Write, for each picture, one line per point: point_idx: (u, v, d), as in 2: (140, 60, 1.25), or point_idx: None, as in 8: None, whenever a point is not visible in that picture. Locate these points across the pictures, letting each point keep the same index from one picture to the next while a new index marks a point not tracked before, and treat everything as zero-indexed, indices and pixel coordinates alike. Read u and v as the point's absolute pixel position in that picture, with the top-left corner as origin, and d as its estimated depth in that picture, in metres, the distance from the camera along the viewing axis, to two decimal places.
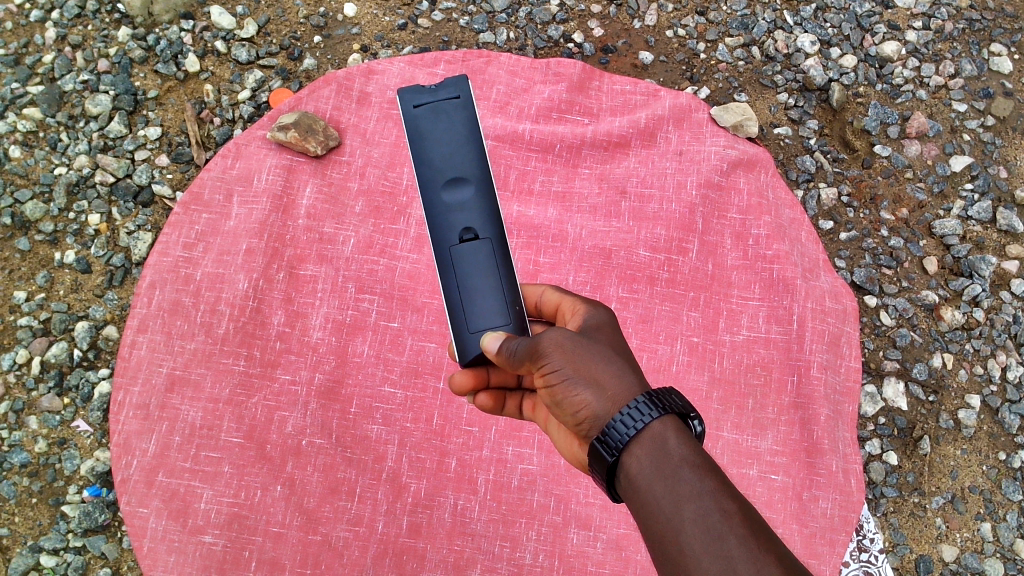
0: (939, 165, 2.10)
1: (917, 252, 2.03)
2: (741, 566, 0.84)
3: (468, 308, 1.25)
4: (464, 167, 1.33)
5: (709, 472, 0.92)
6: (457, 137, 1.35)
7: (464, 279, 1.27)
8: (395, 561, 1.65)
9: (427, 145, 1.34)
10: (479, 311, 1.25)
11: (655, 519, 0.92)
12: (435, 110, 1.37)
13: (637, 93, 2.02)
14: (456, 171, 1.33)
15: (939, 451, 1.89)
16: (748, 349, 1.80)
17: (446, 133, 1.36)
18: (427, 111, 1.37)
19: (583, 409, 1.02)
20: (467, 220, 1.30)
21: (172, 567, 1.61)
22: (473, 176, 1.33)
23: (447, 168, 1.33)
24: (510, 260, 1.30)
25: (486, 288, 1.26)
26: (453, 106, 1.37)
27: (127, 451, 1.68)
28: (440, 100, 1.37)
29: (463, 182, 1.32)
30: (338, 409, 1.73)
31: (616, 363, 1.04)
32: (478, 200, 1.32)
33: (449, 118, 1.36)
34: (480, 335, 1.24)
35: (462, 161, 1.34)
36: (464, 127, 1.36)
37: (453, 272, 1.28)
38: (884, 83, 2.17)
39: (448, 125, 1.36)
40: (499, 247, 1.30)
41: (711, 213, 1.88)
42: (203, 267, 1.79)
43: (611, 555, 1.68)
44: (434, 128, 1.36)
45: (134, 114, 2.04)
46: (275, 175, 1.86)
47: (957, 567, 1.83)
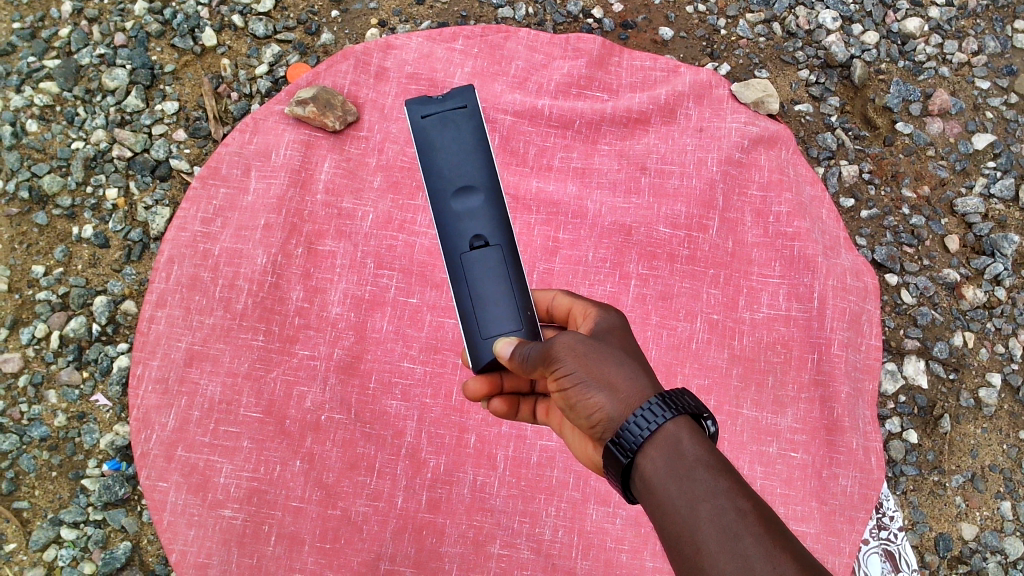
0: (962, 143, 2.08)
1: (938, 231, 2.02)
2: (757, 564, 0.84)
3: (480, 315, 1.25)
4: (474, 175, 1.33)
5: (724, 472, 0.92)
6: (466, 146, 1.34)
7: (475, 286, 1.26)
8: (414, 536, 1.65)
9: (435, 155, 1.34)
10: (491, 318, 1.25)
11: (670, 519, 0.92)
12: (443, 119, 1.36)
13: (657, 69, 2.00)
14: (466, 179, 1.32)
15: (958, 430, 1.89)
16: (768, 327, 1.79)
17: (453, 142, 1.35)
18: (435, 121, 1.36)
19: (597, 412, 1.01)
20: (477, 228, 1.30)
21: (193, 540, 1.62)
22: (481, 183, 1.32)
23: (456, 176, 1.33)
24: (521, 267, 1.29)
25: (497, 296, 1.26)
26: (461, 114, 1.36)
27: (146, 426, 1.68)
28: (447, 110, 1.37)
29: (472, 189, 1.32)
30: (357, 384, 1.73)
31: (629, 366, 1.03)
32: (489, 209, 1.31)
33: (456, 127, 1.36)
34: (493, 342, 1.23)
35: (471, 169, 1.33)
36: (471, 135, 1.35)
37: (464, 280, 1.27)
38: (907, 60, 2.15)
39: (456, 134, 1.35)
40: (510, 254, 1.29)
41: (732, 189, 1.87)
42: (221, 241, 1.79)
43: (631, 531, 1.68)
44: (442, 137, 1.35)
45: (151, 88, 2.03)
46: (293, 150, 1.85)
47: (977, 546, 1.83)
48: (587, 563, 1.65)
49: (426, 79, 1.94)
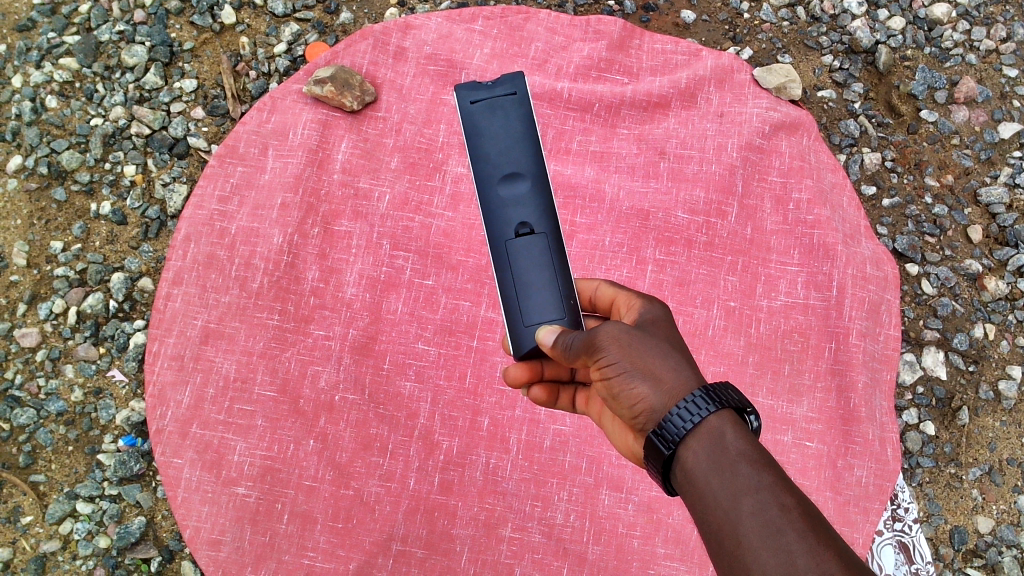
0: (987, 132, 2.05)
1: (961, 221, 1.99)
2: (800, 560, 0.84)
3: (523, 303, 1.25)
4: (521, 162, 1.32)
5: (767, 467, 0.92)
6: (514, 134, 1.33)
7: (519, 273, 1.26)
8: (426, 517, 1.65)
9: (483, 141, 1.33)
10: (534, 306, 1.24)
11: (711, 512, 0.92)
12: (492, 106, 1.35)
13: (678, 52, 1.98)
14: (513, 166, 1.31)
15: (977, 423, 1.87)
16: (785, 315, 1.77)
17: (502, 128, 1.34)
18: (484, 107, 1.35)
19: (640, 403, 1.01)
20: (522, 215, 1.29)
21: (206, 517, 1.63)
22: (529, 170, 1.31)
23: (503, 163, 1.31)
24: (566, 256, 1.28)
25: (540, 285, 1.25)
26: (510, 101, 1.35)
27: (162, 402, 1.69)
28: (497, 96, 1.36)
29: (519, 176, 1.31)
30: (372, 364, 1.73)
31: (673, 358, 1.03)
32: (535, 197, 1.30)
33: (505, 113, 1.35)
34: (535, 330, 1.23)
35: (519, 157, 1.32)
36: (520, 123, 1.34)
37: (508, 266, 1.27)
38: (933, 46, 2.12)
39: (505, 121, 1.34)
40: (554, 243, 1.28)
41: (752, 175, 1.85)
42: (238, 220, 1.79)
43: (643, 517, 1.68)
44: (490, 124, 1.34)
45: (170, 65, 2.03)
46: (311, 129, 1.84)
47: (993, 539, 1.81)
48: (598, 548, 1.66)
49: (445, 60, 1.93)
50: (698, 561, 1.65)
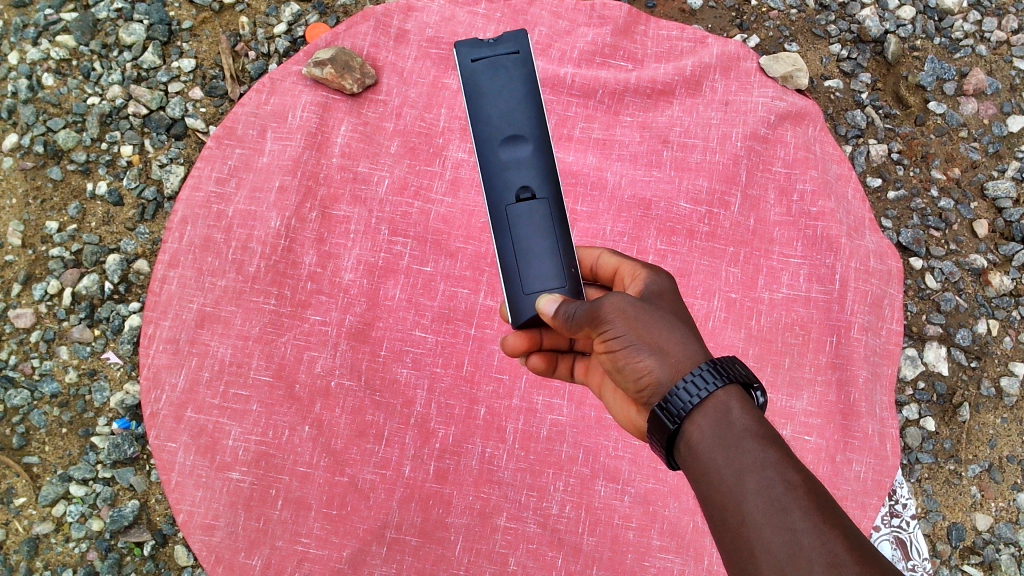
0: (996, 125, 2.02)
1: (967, 215, 1.96)
2: (804, 539, 0.86)
3: (523, 270, 1.23)
4: (523, 125, 1.30)
5: (772, 443, 0.93)
6: (516, 96, 1.32)
7: (519, 239, 1.24)
8: (421, 505, 1.65)
9: (485, 101, 1.31)
10: (535, 272, 1.23)
11: (716, 488, 0.93)
12: (494, 65, 1.33)
13: (684, 39, 1.95)
14: (515, 128, 1.30)
15: (977, 419, 1.85)
16: (786, 308, 1.76)
17: (504, 89, 1.32)
18: (485, 66, 1.33)
19: (645, 376, 1.01)
20: (523, 179, 1.27)
21: (200, 501, 1.63)
22: (530, 133, 1.30)
23: (505, 125, 1.30)
24: (566, 222, 1.26)
25: (540, 251, 1.24)
26: (512, 61, 1.33)
27: (157, 385, 1.68)
28: (499, 55, 1.34)
29: (521, 139, 1.29)
30: (368, 350, 1.72)
31: (680, 330, 1.02)
32: (536, 160, 1.29)
33: (507, 73, 1.33)
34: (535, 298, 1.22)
35: (520, 119, 1.31)
36: (522, 83, 1.32)
37: (508, 231, 1.25)
38: (943, 37, 2.08)
39: (507, 82, 1.32)
40: (555, 208, 1.27)
41: (756, 165, 1.83)
42: (235, 203, 1.77)
43: (639, 509, 1.67)
44: (491, 83, 1.32)
45: (168, 45, 2.00)
46: (311, 112, 1.82)
47: (991, 537, 1.80)
48: (593, 539, 1.65)
49: (447, 43, 1.90)
50: (693, 554, 1.64)
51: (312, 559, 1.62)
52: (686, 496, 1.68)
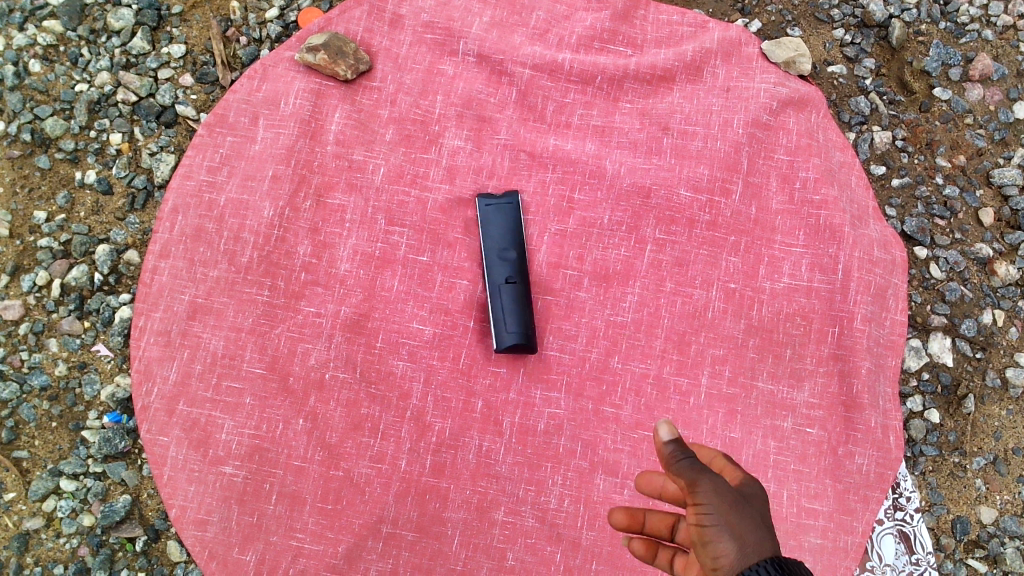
0: (1002, 111, 1.98)
1: (972, 203, 1.93)
2: None
3: (504, 322, 1.65)
4: (512, 246, 1.71)
5: None
6: (507, 233, 1.71)
7: (504, 302, 1.66)
8: (417, 500, 1.63)
9: (488, 218, 1.72)
10: (509, 325, 1.65)
11: None
12: (497, 212, 1.73)
13: (684, 24, 1.91)
14: (508, 245, 1.71)
15: (982, 411, 1.83)
16: (788, 297, 1.73)
17: (501, 229, 1.72)
18: (491, 209, 1.73)
19: (720, 559, 0.97)
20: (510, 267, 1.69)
21: (193, 496, 1.61)
22: (516, 245, 1.71)
23: (501, 238, 1.71)
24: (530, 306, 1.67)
25: (519, 318, 1.65)
26: (505, 215, 1.73)
27: (148, 378, 1.65)
28: (503, 205, 1.73)
29: (509, 251, 1.70)
30: (364, 343, 1.68)
31: (762, 533, 1.00)
32: (519, 259, 1.71)
33: (502, 223, 1.72)
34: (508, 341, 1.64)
35: (511, 243, 1.71)
36: (509, 235, 1.71)
37: (498, 298, 1.67)
38: (949, 21, 2.03)
39: (503, 230, 1.72)
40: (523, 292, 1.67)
41: (757, 153, 1.80)
42: (227, 192, 1.73)
43: (638, 503, 1.64)
44: (492, 222, 1.72)
45: (157, 30, 1.96)
46: (304, 99, 1.78)
47: (995, 530, 1.79)
48: (592, 533, 1.64)
49: (443, 28, 1.86)
50: None
51: (307, 555, 1.60)
52: None
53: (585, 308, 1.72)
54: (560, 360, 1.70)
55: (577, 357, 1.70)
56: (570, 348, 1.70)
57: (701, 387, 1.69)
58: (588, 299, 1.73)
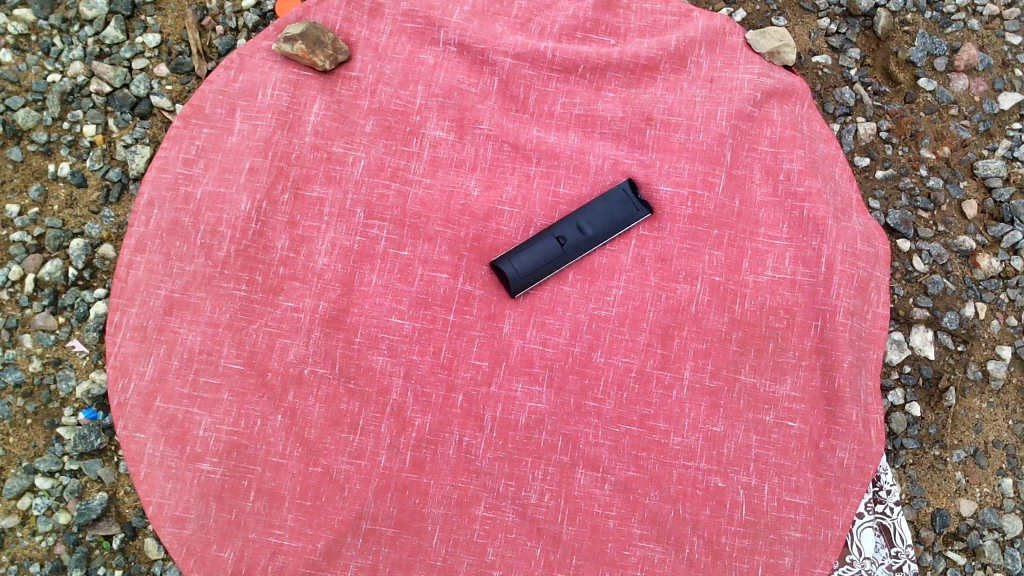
0: (987, 102, 1.97)
1: (956, 195, 1.92)
2: None
3: (518, 258, 1.67)
4: (593, 227, 1.70)
5: None
6: (608, 221, 1.70)
7: (532, 251, 1.68)
8: (397, 495, 1.62)
9: (605, 202, 1.71)
10: (518, 267, 1.67)
11: None
12: (626, 203, 1.71)
13: (668, 13, 1.88)
14: (587, 224, 1.70)
15: (963, 404, 1.83)
16: (771, 291, 1.72)
17: (604, 212, 1.71)
18: (625, 199, 1.72)
19: None
20: (568, 236, 1.69)
21: (170, 493, 1.60)
22: (594, 233, 1.70)
23: (590, 217, 1.70)
24: (548, 272, 1.69)
25: (535, 270, 1.68)
26: (621, 209, 1.71)
27: (124, 375, 1.64)
28: (627, 201, 1.71)
29: (584, 228, 1.70)
30: (343, 338, 1.66)
31: None
32: (586, 245, 1.70)
33: (611, 210, 1.71)
34: (507, 271, 1.66)
35: (592, 223, 1.70)
36: (609, 224, 1.71)
37: (536, 244, 1.68)
38: (935, 10, 2.01)
39: (609, 215, 1.71)
40: (556, 260, 1.69)
41: (741, 145, 1.78)
42: (204, 185, 1.70)
43: (619, 497, 1.64)
44: (609, 206, 1.71)
45: (131, 18, 1.95)
46: (281, 90, 1.75)
47: (974, 522, 1.79)
48: (572, 528, 1.63)
49: (423, 17, 1.83)
50: (674, 543, 1.64)
51: (286, 552, 1.60)
52: (667, 484, 1.65)
53: (569, 302, 1.70)
54: (542, 354, 1.68)
55: (559, 351, 1.68)
56: (552, 341, 1.69)
57: (684, 381, 1.68)
58: (571, 292, 1.71)
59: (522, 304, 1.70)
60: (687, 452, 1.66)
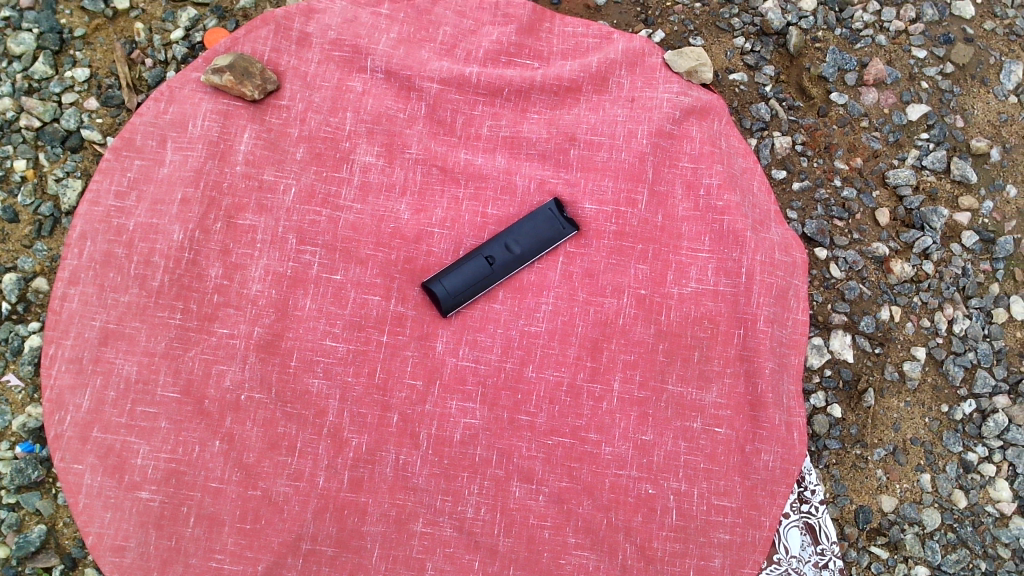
0: (896, 114, 2.18)
1: (869, 204, 2.13)
2: None
3: (449, 279, 1.72)
4: (520, 247, 1.75)
5: None
6: (535, 240, 1.76)
7: (462, 272, 1.72)
8: (336, 515, 1.65)
9: (531, 222, 1.76)
10: (449, 287, 1.71)
11: None
12: (553, 223, 1.77)
13: (589, 35, 1.97)
14: (515, 243, 1.75)
15: (882, 404, 2.04)
16: (695, 302, 1.78)
17: (531, 231, 1.76)
18: (551, 218, 1.77)
19: None
20: (496, 256, 1.74)
21: (109, 522, 1.62)
22: (522, 252, 1.75)
23: (518, 237, 1.75)
24: (478, 292, 1.74)
25: (465, 290, 1.72)
26: (548, 228, 1.76)
27: (60, 407, 1.65)
28: (553, 220, 1.77)
29: (511, 248, 1.75)
30: (278, 362, 1.68)
31: None
32: (514, 264, 1.76)
33: (538, 229, 1.76)
34: (438, 293, 1.71)
35: (520, 243, 1.75)
36: (537, 244, 1.76)
37: (466, 265, 1.73)
38: (844, 28, 2.22)
39: (536, 235, 1.76)
40: (485, 280, 1.73)
41: (662, 161, 1.84)
42: (136, 216, 1.72)
43: (553, 508, 1.69)
44: (535, 225, 1.76)
45: (60, 54, 2.03)
46: (211, 120, 1.78)
47: (895, 517, 2.00)
48: (509, 540, 1.68)
49: (350, 45, 1.87)
50: (608, 550, 1.69)
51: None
52: (599, 493, 1.70)
53: (500, 319, 1.75)
54: (475, 371, 1.72)
55: (492, 368, 1.73)
56: (484, 358, 1.73)
57: (613, 392, 1.74)
58: (503, 310, 1.76)
59: (455, 323, 1.74)
60: (618, 462, 1.72)
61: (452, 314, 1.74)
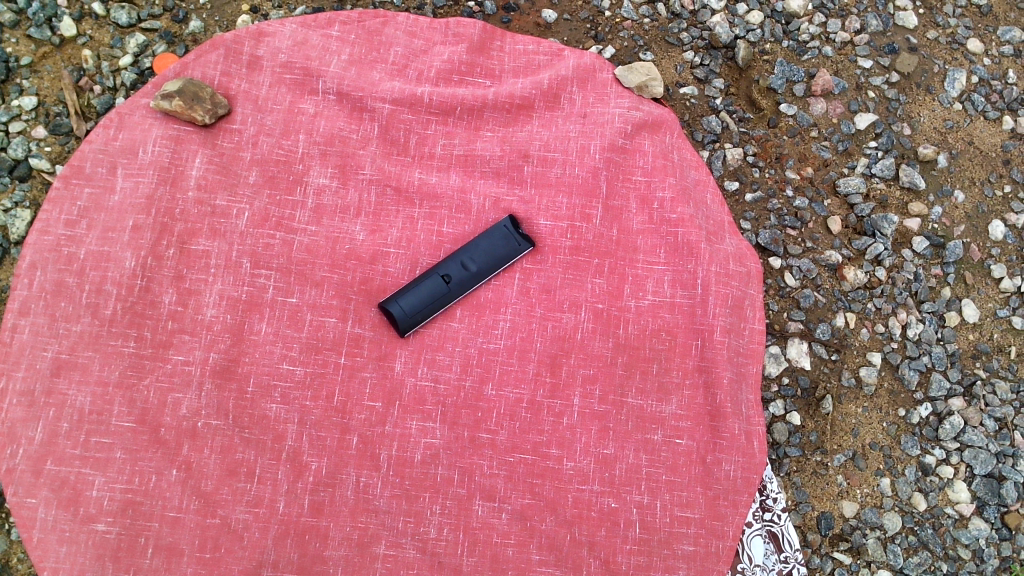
0: (845, 123, 2.25)
1: (821, 213, 2.20)
2: None
3: (405, 299, 1.72)
4: (476, 264, 1.76)
5: None
6: (490, 257, 1.77)
7: (419, 291, 1.73)
8: (297, 541, 1.63)
9: (487, 239, 1.77)
10: (405, 307, 1.72)
11: None
12: (508, 240, 1.78)
13: (540, 52, 2.00)
14: (471, 261, 1.76)
15: (840, 410, 2.10)
16: (653, 314, 1.79)
17: (487, 249, 1.77)
18: (506, 235, 1.78)
19: None
20: (453, 274, 1.75)
21: (65, 557, 1.59)
22: (478, 270, 1.76)
23: (473, 254, 1.76)
24: (435, 311, 1.74)
25: (421, 309, 1.72)
26: (503, 245, 1.78)
27: (12, 440, 1.62)
28: (508, 237, 1.78)
29: (467, 266, 1.76)
30: (235, 388, 1.66)
31: None
32: (470, 281, 1.76)
33: (493, 246, 1.77)
34: (395, 313, 1.71)
35: (476, 260, 1.76)
36: (492, 261, 1.77)
37: (422, 284, 1.73)
38: (791, 40, 2.29)
39: (491, 252, 1.77)
40: (442, 298, 1.74)
41: (615, 176, 1.86)
42: (87, 245, 1.70)
43: (517, 526, 1.69)
44: (491, 243, 1.77)
45: (7, 82, 2.08)
46: (162, 146, 1.76)
47: (856, 522, 2.06)
48: (472, 560, 1.68)
49: (301, 68, 1.88)
50: (572, 565, 1.69)
51: None
52: (562, 509, 1.70)
53: (458, 337, 1.75)
54: (434, 391, 1.72)
55: (451, 387, 1.72)
56: (443, 377, 1.72)
57: (574, 407, 1.74)
58: (460, 328, 1.76)
59: (413, 342, 1.74)
60: (580, 477, 1.71)
61: (410, 334, 1.74)
